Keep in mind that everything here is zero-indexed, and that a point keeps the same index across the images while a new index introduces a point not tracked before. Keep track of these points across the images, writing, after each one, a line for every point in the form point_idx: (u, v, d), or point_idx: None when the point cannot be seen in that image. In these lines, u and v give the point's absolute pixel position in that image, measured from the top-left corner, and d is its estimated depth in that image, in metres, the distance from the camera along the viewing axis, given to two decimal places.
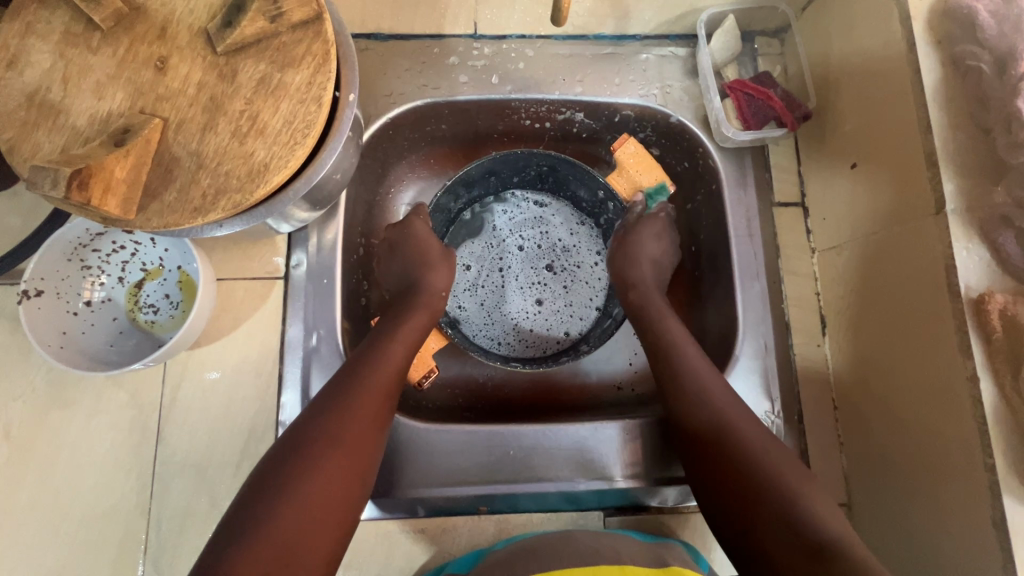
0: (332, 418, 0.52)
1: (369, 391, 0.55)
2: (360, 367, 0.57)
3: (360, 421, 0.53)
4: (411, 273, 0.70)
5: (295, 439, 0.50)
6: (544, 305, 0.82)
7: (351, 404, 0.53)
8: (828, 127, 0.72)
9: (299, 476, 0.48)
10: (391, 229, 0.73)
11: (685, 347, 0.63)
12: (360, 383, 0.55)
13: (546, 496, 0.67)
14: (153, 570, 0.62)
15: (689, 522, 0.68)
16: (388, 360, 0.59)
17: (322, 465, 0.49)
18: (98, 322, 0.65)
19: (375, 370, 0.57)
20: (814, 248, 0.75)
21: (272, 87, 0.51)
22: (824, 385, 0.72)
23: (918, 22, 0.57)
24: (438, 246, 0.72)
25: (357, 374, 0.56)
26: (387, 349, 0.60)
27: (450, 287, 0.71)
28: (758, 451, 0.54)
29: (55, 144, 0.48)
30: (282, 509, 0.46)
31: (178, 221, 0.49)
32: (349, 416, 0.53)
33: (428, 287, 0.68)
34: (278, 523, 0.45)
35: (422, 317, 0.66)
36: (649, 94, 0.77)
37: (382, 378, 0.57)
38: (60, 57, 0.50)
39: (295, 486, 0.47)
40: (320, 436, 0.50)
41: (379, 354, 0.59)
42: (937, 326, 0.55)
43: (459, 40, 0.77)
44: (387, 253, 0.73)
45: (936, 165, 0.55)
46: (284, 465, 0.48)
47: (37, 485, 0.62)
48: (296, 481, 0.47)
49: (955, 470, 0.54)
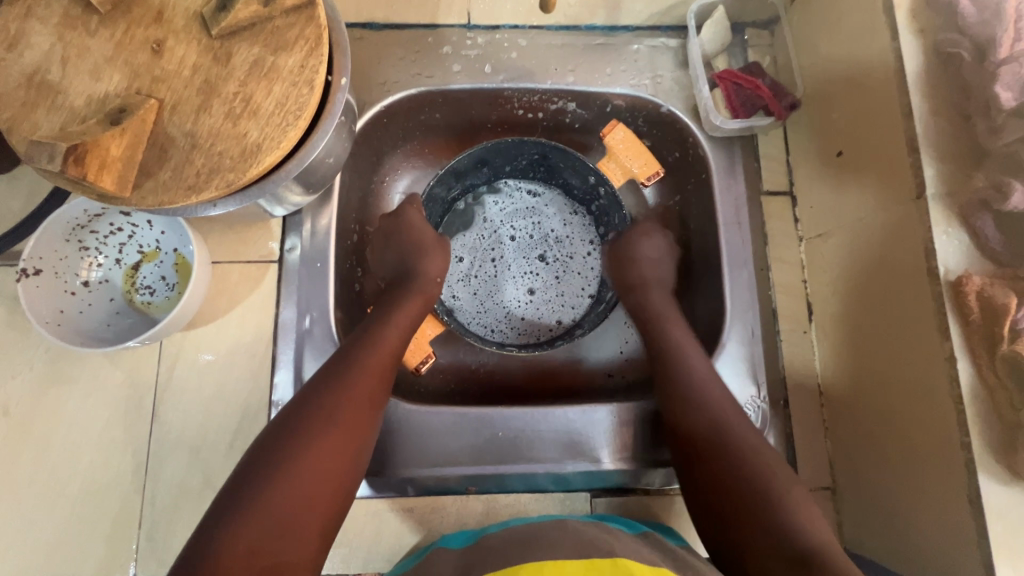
0: (329, 396, 0.53)
1: (366, 371, 0.57)
2: (357, 348, 0.58)
3: (355, 405, 0.54)
4: (407, 260, 0.71)
5: (292, 420, 0.51)
6: (537, 294, 0.83)
7: (348, 384, 0.55)
8: (815, 116, 0.73)
9: (297, 450, 0.49)
10: (385, 219, 0.74)
11: (683, 346, 0.65)
12: (359, 364, 0.57)
13: (533, 477, 0.68)
14: (148, 546, 0.63)
15: (675, 505, 0.69)
16: (384, 342, 0.60)
17: (319, 441, 0.50)
18: (96, 302, 0.66)
19: (372, 352, 0.58)
20: (802, 236, 0.76)
21: (266, 69, 0.52)
22: (810, 371, 0.73)
23: (900, 11, 0.58)
24: (432, 233, 0.73)
25: (355, 355, 0.58)
26: (383, 332, 0.61)
27: (445, 275, 0.72)
28: (742, 450, 0.55)
29: (54, 123, 0.50)
30: (273, 481, 0.47)
31: (173, 199, 0.50)
32: (346, 394, 0.54)
33: (423, 273, 0.70)
34: (269, 499, 0.46)
35: (418, 301, 0.67)
36: (640, 85, 0.78)
37: (378, 359, 0.58)
38: (58, 39, 0.52)
39: (289, 465, 0.48)
40: (313, 417, 0.51)
41: (376, 337, 0.60)
42: (920, 309, 0.56)
43: (452, 30, 0.78)
44: (381, 242, 0.73)
45: (917, 151, 0.56)
46: (282, 440, 0.49)
47: (35, 461, 0.64)
48: (288, 455, 0.48)
49: (935, 451, 0.54)
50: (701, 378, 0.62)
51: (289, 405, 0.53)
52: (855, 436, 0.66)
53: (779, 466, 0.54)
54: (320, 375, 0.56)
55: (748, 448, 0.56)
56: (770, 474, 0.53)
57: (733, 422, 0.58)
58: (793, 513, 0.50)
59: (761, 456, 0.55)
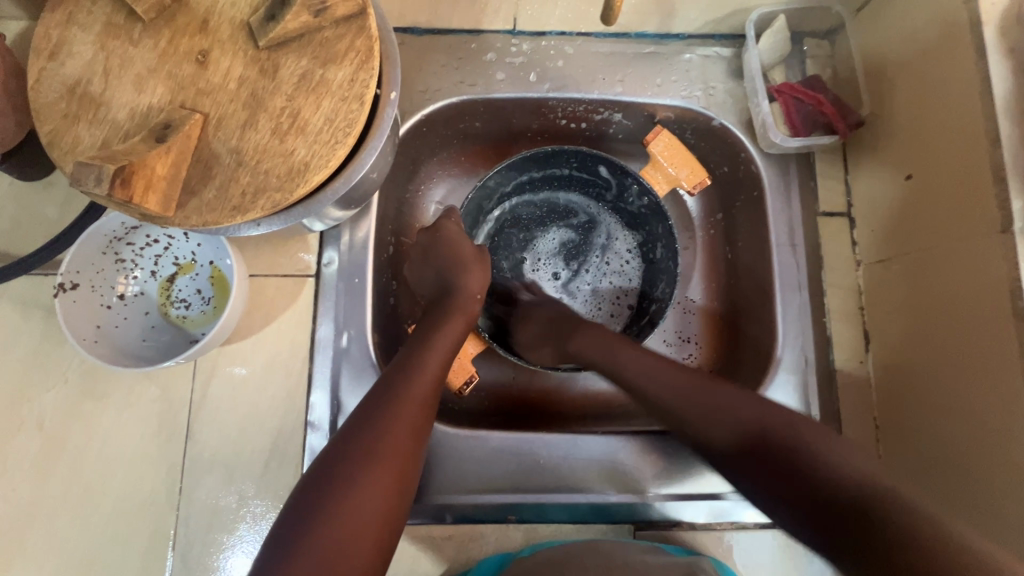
0: (371, 429, 0.51)
1: (408, 400, 0.54)
2: (397, 375, 0.56)
3: (396, 438, 0.51)
4: (445, 277, 0.68)
5: (332, 455, 0.49)
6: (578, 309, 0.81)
7: (387, 413, 0.52)
8: (880, 134, 0.69)
9: (342, 488, 0.47)
10: (423, 234, 0.72)
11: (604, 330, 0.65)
12: (400, 392, 0.54)
13: (575, 507, 0.66)
14: (181, 565, 0.62)
15: (722, 539, 0.66)
16: (426, 369, 0.57)
17: (360, 475, 0.48)
18: (131, 316, 0.65)
19: (412, 380, 0.56)
20: (859, 260, 0.72)
21: (314, 83, 0.50)
22: (866, 403, 0.69)
23: (989, 28, 0.54)
24: (470, 246, 0.71)
25: (397, 384, 0.55)
26: (421, 358, 0.58)
27: (484, 290, 0.69)
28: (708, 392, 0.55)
29: (96, 138, 0.48)
30: (316, 523, 0.45)
31: (217, 220, 0.48)
32: (388, 426, 0.51)
33: (462, 289, 0.67)
34: (312, 544, 0.44)
35: (456, 324, 0.64)
36: (691, 96, 0.74)
37: (419, 388, 0.55)
38: (101, 49, 0.49)
39: (330, 506, 0.46)
40: (351, 453, 0.49)
41: (415, 362, 0.58)
42: (1000, 349, 0.52)
43: (497, 36, 0.75)
44: (419, 257, 0.71)
45: (1003, 180, 0.52)
46: (328, 478, 0.48)
47: (69, 475, 0.63)
48: (329, 495, 0.46)
49: (1015, 504, 0.51)
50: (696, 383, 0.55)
51: (332, 441, 0.51)
52: (915, 474, 0.63)
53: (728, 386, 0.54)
54: (362, 407, 0.53)
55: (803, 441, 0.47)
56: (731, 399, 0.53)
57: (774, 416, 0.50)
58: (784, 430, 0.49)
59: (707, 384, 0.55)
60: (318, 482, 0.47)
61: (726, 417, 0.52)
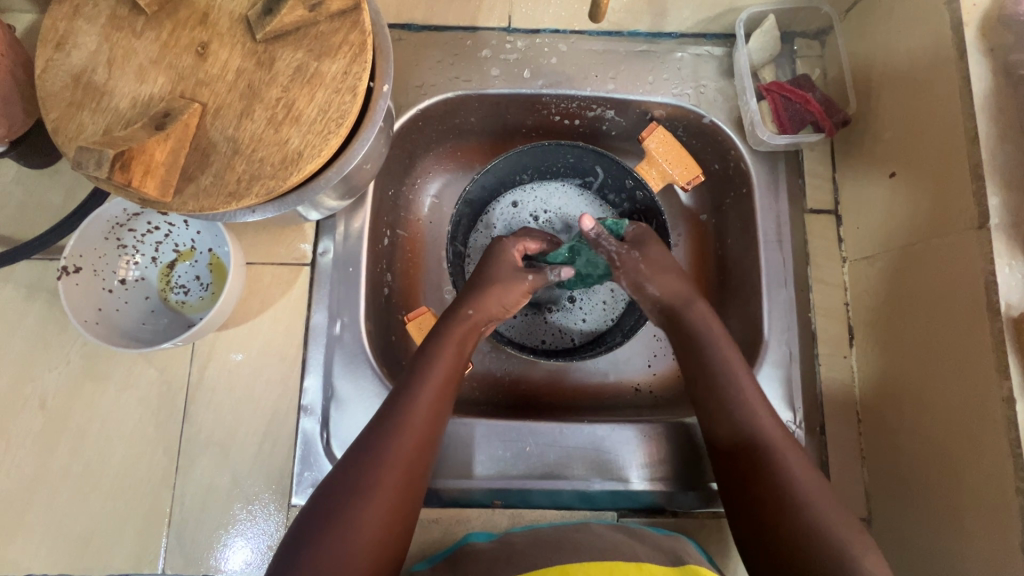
0: (364, 464, 0.51)
1: (400, 442, 0.53)
2: (390, 412, 0.55)
3: (416, 443, 0.54)
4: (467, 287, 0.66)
5: (359, 452, 0.52)
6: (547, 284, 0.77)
7: (411, 419, 0.54)
8: (866, 133, 0.70)
9: (339, 528, 0.47)
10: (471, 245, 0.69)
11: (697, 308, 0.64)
12: (397, 427, 0.53)
13: (559, 493, 0.68)
14: (176, 543, 0.64)
15: (705, 528, 0.67)
16: (423, 394, 0.56)
17: (383, 474, 0.51)
18: (131, 300, 0.67)
19: (409, 412, 0.55)
20: (846, 257, 0.73)
21: (309, 75, 0.51)
22: (849, 398, 0.70)
23: (970, 29, 0.55)
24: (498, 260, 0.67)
25: (396, 412, 0.54)
26: (421, 385, 0.56)
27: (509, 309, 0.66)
28: (741, 398, 0.58)
29: (98, 125, 0.50)
30: (348, 514, 0.48)
31: (213, 206, 0.50)
32: (383, 462, 0.51)
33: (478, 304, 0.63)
34: (342, 534, 0.47)
35: (456, 344, 0.61)
36: (682, 94, 0.76)
37: (415, 425, 0.54)
38: (105, 40, 0.51)
39: (359, 501, 0.49)
40: (378, 451, 0.52)
41: (414, 389, 0.56)
42: (975, 344, 0.53)
43: (492, 34, 0.76)
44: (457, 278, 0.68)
45: (981, 178, 0.53)
46: (321, 513, 0.48)
47: (69, 454, 0.65)
48: (358, 489, 0.50)
49: (987, 495, 0.52)
50: (748, 397, 0.58)
51: (325, 480, 0.52)
52: (894, 468, 0.64)
53: (757, 400, 0.58)
54: (357, 443, 0.53)
55: (798, 483, 0.52)
56: (763, 427, 0.56)
57: (784, 446, 0.55)
58: (783, 462, 0.54)
59: (733, 390, 0.59)
60: (347, 475, 0.50)
61: (754, 440, 0.56)
